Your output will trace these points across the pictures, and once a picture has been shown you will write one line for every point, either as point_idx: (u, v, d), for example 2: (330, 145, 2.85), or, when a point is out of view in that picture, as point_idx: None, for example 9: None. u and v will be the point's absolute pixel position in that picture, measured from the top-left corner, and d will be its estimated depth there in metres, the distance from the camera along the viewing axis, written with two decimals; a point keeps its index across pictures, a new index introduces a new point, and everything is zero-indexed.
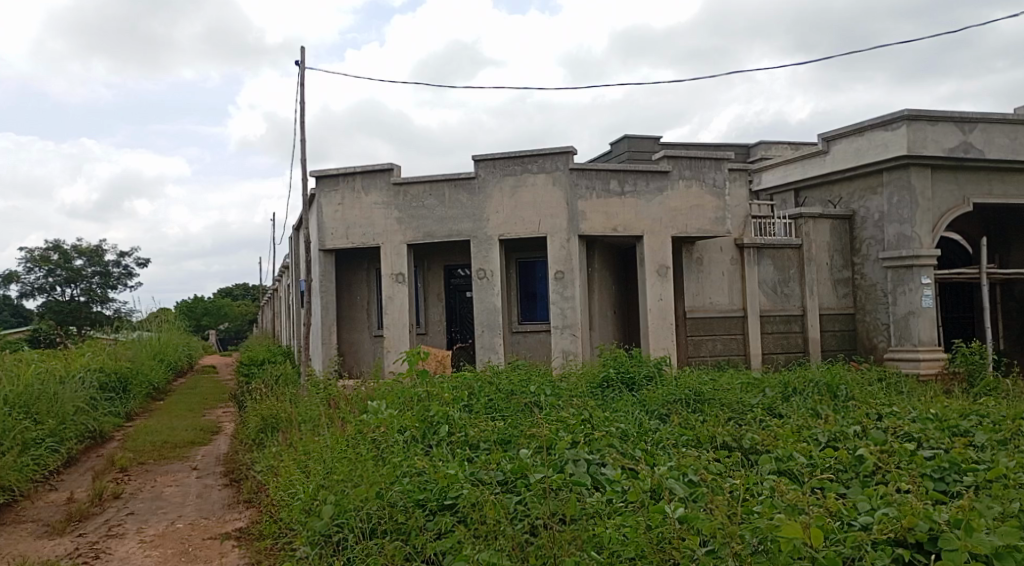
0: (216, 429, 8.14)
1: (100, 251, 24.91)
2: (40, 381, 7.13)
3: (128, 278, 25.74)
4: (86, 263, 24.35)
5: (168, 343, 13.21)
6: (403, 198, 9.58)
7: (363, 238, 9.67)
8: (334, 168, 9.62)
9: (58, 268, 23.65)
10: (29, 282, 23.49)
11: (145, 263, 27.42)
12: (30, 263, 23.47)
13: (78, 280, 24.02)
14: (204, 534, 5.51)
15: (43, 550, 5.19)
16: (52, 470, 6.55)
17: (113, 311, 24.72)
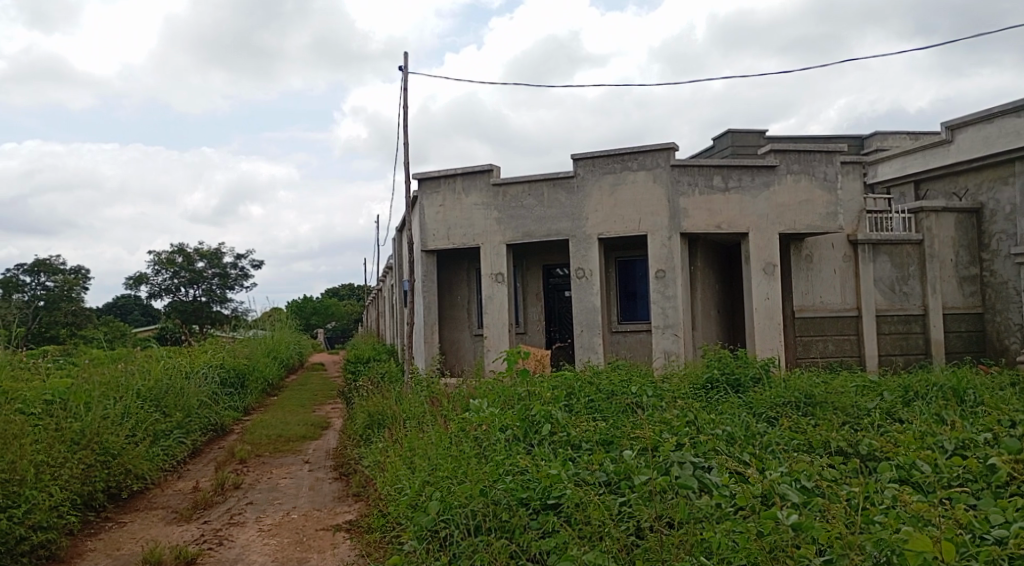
0: (326, 424, 8.48)
1: (220, 254, 26.46)
2: (169, 376, 7.65)
3: (244, 279, 27.17)
4: (206, 265, 25.89)
5: (280, 340, 13.90)
6: (502, 198, 9.67)
7: (463, 238, 9.83)
8: (435, 170, 9.83)
9: (182, 270, 25.24)
10: (157, 283, 25.24)
11: (260, 265, 28.94)
12: (158, 265, 25.16)
13: (200, 281, 25.60)
14: (317, 525, 5.75)
15: (173, 535, 5.57)
16: (179, 459, 7.02)
17: (231, 310, 26.20)
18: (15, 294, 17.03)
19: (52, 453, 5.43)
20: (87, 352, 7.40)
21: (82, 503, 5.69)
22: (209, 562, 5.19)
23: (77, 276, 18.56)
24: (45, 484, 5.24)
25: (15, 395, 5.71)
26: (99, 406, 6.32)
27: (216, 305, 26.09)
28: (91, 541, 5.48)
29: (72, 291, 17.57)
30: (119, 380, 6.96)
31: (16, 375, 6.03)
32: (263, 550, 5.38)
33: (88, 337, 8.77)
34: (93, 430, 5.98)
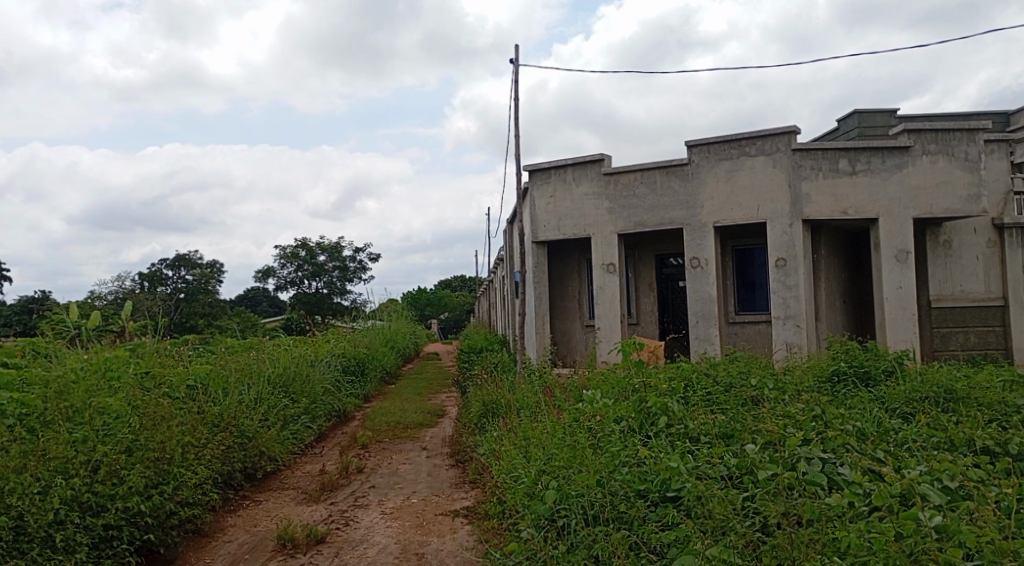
0: (441, 412, 8.70)
1: (340, 248, 27.62)
2: (296, 364, 8.08)
3: (362, 271, 28.23)
4: (327, 258, 27.10)
5: (397, 330, 14.42)
6: (614, 187, 9.58)
7: (574, 229, 9.82)
8: (545, 161, 9.86)
9: (305, 264, 26.55)
10: (283, 276, 26.67)
11: (376, 258, 30.01)
12: (284, 259, 26.59)
13: (322, 274, 26.88)
14: (436, 510, 5.92)
15: (304, 514, 5.89)
16: (307, 443, 7.41)
17: (350, 302, 27.34)
18: (161, 287, 18.42)
19: (196, 434, 5.89)
20: (224, 341, 7.92)
21: (223, 481, 6.15)
22: (337, 542, 5.48)
23: (214, 270, 19.88)
24: (191, 463, 5.71)
25: (163, 380, 6.21)
26: (236, 391, 6.77)
27: (337, 297, 27.31)
28: (231, 517, 5.98)
29: (208, 284, 18.83)
30: (252, 366, 7.40)
31: (163, 361, 6.55)
32: (386, 531, 5.61)
33: (225, 327, 9.40)
34: (230, 413, 6.41)
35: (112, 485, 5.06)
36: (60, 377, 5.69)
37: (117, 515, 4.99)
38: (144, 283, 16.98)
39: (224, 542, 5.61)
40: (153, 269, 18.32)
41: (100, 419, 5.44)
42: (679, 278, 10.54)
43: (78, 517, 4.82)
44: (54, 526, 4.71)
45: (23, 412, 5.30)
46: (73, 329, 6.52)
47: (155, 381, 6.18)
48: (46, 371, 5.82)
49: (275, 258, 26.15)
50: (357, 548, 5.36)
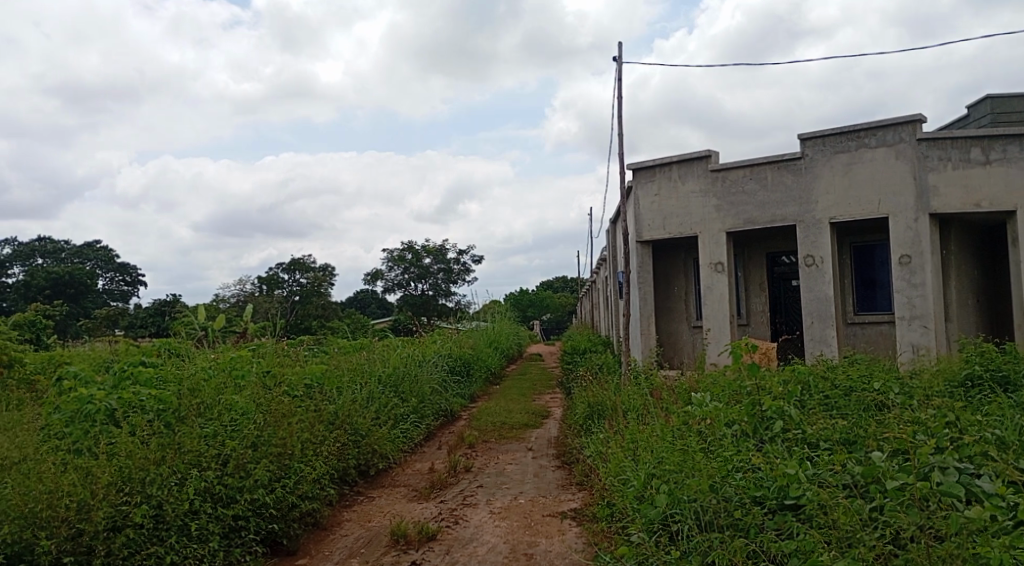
0: (546, 413, 8.72)
1: (445, 250, 28.16)
2: (405, 364, 8.31)
3: (466, 273, 28.71)
4: (432, 261, 27.75)
5: (500, 331, 14.60)
6: (721, 184, 9.35)
7: (680, 227, 9.64)
8: (648, 159, 9.73)
9: (412, 266, 27.26)
10: (391, 279, 27.51)
11: (479, 259, 30.52)
12: (391, 262, 27.40)
13: (427, 276, 27.56)
14: (544, 511, 5.93)
15: (415, 511, 6.04)
16: (417, 441, 7.59)
17: (455, 303, 27.90)
18: (278, 289, 19.36)
19: (313, 432, 6.18)
20: (337, 342, 8.24)
21: (339, 477, 6.40)
22: (448, 540, 5.58)
23: (326, 273, 20.75)
24: (309, 459, 6.02)
25: (283, 378, 6.54)
26: (349, 390, 7.03)
27: (441, 298, 27.96)
28: (347, 512, 6.22)
29: (321, 287, 19.67)
30: (364, 366, 7.67)
31: (282, 361, 6.87)
32: (495, 531, 5.67)
33: (340, 328, 9.78)
34: (344, 412, 6.68)
35: (239, 478, 5.44)
36: (191, 375, 6.14)
37: (244, 506, 5.37)
38: (263, 286, 17.91)
39: (340, 536, 5.83)
40: (271, 272, 19.28)
41: (228, 415, 5.82)
42: (792, 276, 10.16)
43: (210, 507, 5.21)
44: (190, 516, 5.10)
45: (160, 408, 5.70)
46: (201, 330, 6.96)
47: (275, 380, 6.50)
48: (179, 369, 6.28)
49: (384, 262, 27.01)
50: (467, 546, 5.45)
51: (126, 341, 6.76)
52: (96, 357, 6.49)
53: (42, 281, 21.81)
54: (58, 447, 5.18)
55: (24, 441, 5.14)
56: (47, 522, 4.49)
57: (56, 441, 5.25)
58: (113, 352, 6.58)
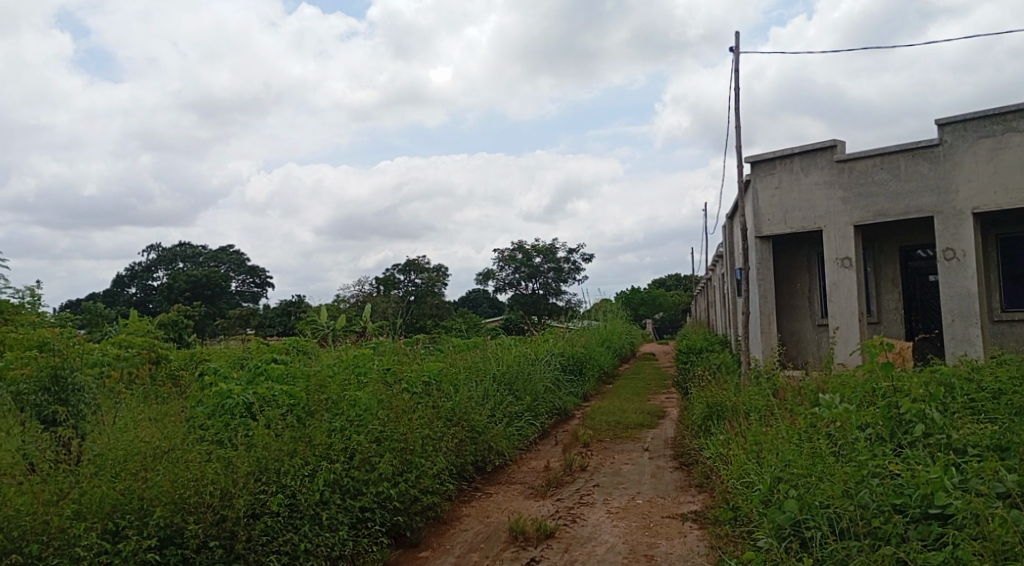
0: (661, 413, 8.59)
1: (555, 249, 28.33)
2: (519, 362, 8.42)
3: (577, 272, 28.67)
4: (544, 260, 27.87)
5: (612, 329, 14.53)
6: (848, 175, 8.92)
7: (803, 221, 9.28)
8: (768, 152, 9.42)
9: (523, 266, 27.66)
10: (503, 278, 28.05)
11: (590, 258, 30.50)
12: (503, 262, 27.94)
13: (538, 276, 27.82)
14: (663, 512, 5.84)
15: (533, 508, 6.09)
16: (531, 439, 7.64)
17: (566, 303, 27.98)
18: (394, 290, 20.02)
19: (433, 429, 6.34)
20: (452, 340, 8.44)
21: (458, 473, 6.54)
22: (566, 538, 5.58)
23: (440, 274, 21.36)
24: (429, 454, 6.20)
25: (402, 375, 6.75)
26: (465, 387, 7.19)
27: (552, 297, 28.08)
28: (466, 507, 6.34)
29: (435, 287, 20.23)
30: (478, 364, 7.84)
31: (401, 359, 7.09)
32: (613, 531, 5.62)
33: (454, 327, 10.02)
34: (461, 409, 6.82)
35: (365, 471, 5.68)
36: (318, 372, 6.47)
37: (370, 498, 5.61)
38: (382, 286, 18.58)
39: (461, 530, 5.96)
40: (388, 273, 19.97)
41: (353, 410, 6.08)
42: (930, 271, 9.58)
43: (339, 498, 5.46)
44: (321, 506, 5.35)
45: (291, 403, 6.03)
46: (325, 329, 7.31)
47: (395, 377, 6.72)
48: (307, 366, 6.62)
49: (496, 261, 27.58)
50: (586, 545, 5.43)
51: (257, 339, 7.16)
52: (232, 355, 6.92)
53: (183, 283, 23.52)
54: (203, 438, 5.54)
55: (172, 431, 5.52)
56: (194, 507, 4.79)
57: (200, 432, 5.63)
58: (246, 350, 7.00)
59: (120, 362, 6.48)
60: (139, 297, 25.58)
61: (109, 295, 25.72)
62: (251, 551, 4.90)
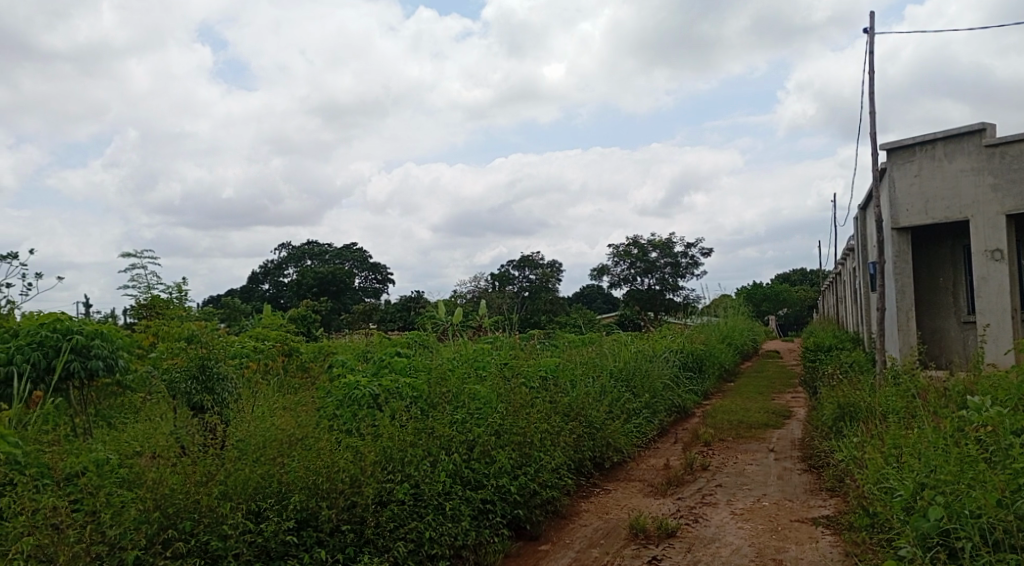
0: (787, 413, 8.27)
1: (671, 244, 27.87)
2: (636, 359, 8.36)
3: (694, 267, 28.11)
4: (659, 254, 27.52)
5: (733, 326, 14.12)
6: (999, 160, 8.25)
7: (947, 211, 8.69)
8: (907, 138, 8.87)
9: (638, 261, 27.38)
10: (618, 274, 27.95)
11: (708, 252, 29.79)
12: (618, 257, 27.81)
13: (654, 271, 27.45)
14: (792, 516, 5.62)
15: (653, 507, 6.02)
16: (650, 436, 7.53)
17: (682, 299, 27.47)
18: (509, 285, 20.32)
19: (551, 423, 6.38)
20: (566, 336, 8.56)
21: (576, 468, 6.54)
22: (688, 538, 5.47)
23: (554, 270, 21.50)
24: (548, 449, 6.23)
25: (520, 370, 6.86)
26: (581, 384, 7.21)
27: (669, 293, 27.66)
28: (585, 503, 6.34)
29: (549, 283, 20.29)
30: (596, 361, 7.88)
31: (518, 353, 7.22)
32: (739, 533, 5.46)
33: (569, 323, 10.10)
34: (579, 404, 6.85)
35: (485, 464, 5.82)
36: (439, 365, 6.69)
37: (491, 491, 5.71)
38: (498, 282, 18.88)
39: (581, 526, 5.97)
40: (503, 270, 20.33)
41: (474, 404, 6.27)
42: None
43: (461, 489, 5.59)
44: (444, 496, 5.49)
45: (414, 395, 6.25)
46: (444, 324, 7.55)
47: (513, 371, 6.85)
48: (428, 359, 6.85)
49: (611, 257, 27.46)
50: (710, 546, 5.30)
51: (380, 333, 7.46)
52: (357, 348, 7.25)
53: (311, 280, 24.75)
54: (334, 427, 5.80)
55: (306, 420, 5.83)
56: (327, 493, 5.03)
57: (332, 421, 5.90)
58: (369, 343, 7.31)
59: (257, 353, 6.89)
60: (270, 293, 27.16)
61: (243, 292, 27.50)
62: (379, 536, 5.07)
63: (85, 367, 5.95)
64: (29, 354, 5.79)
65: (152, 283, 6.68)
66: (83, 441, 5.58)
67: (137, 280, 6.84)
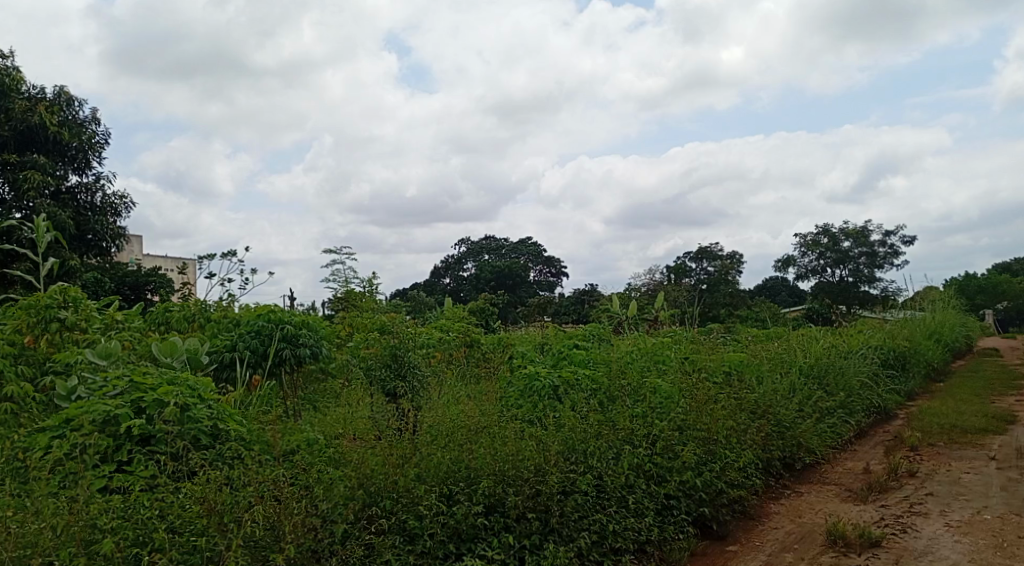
0: (1012, 418, 7.42)
1: (867, 233, 26.06)
2: (828, 355, 7.94)
3: (893, 256, 25.96)
4: (853, 244, 25.81)
5: (944, 320, 12.94)
6: None
7: None
8: None
9: (828, 251, 26.04)
10: (805, 265, 26.91)
11: (911, 241, 27.57)
12: (805, 248, 26.77)
13: (847, 262, 25.84)
14: (1020, 532, 5.03)
15: (853, 513, 5.65)
16: (847, 438, 7.07)
17: (880, 291, 25.55)
18: (687, 278, 19.98)
19: (738, 420, 6.16)
20: (748, 331, 8.35)
21: (765, 468, 6.26)
22: (896, 548, 5.07)
23: (734, 261, 20.86)
24: (735, 446, 6.00)
25: (701, 365, 6.72)
26: (769, 380, 6.93)
27: (864, 285, 25.66)
28: (776, 504, 6.07)
29: (728, 275, 19.53)
30: (784, 357, 7.60)
31: (699, 348, 7.09)
32: (956, 547, 4.97)
33: (752, 318, 9.77)
34: (766, 401, 6.56)
35: (669, 458, 5.71)
36: (618, 359, 6.71)
37: (675, 486, 5.59)
38: (676, 275, 18.67)
39: (771, 528, 5.72)
40: (681, 263, 20.07)
41: (654, 397, 6.21)
42: None
43: (644, 483, 5.53)
44: (627, 489, 5.46)
45: (594, 387, 6.32)
46: (618, 317, 7.58)
47: (695, 366, 6.73)
48: (606, 352, 6.88)
49: (798, 248, 26.44)
50: (921, 559, 4.87)
51: (555, 326, 7.63)
52: (534, 339, 7.45)
53: (489, 274, 25.58)
54: (517, 416, 5.96)
55: (490, 408, 6.06)
56: (513, 480, 5.17)
57: (516, 410, 6.07)
58: (545, 335, 7.51)
59: (442, 344, 7.24)
60: (451, 287, 28.65)
61: (426, 286, 29.16)
62: (564, 526, 5.11)
63: (295, 354, 6.54)
64: (250, 342, 6.48)
65: (349, 278, 7.27)
66: (295, 421, 6.11)
67: (336, 274, 7.42)
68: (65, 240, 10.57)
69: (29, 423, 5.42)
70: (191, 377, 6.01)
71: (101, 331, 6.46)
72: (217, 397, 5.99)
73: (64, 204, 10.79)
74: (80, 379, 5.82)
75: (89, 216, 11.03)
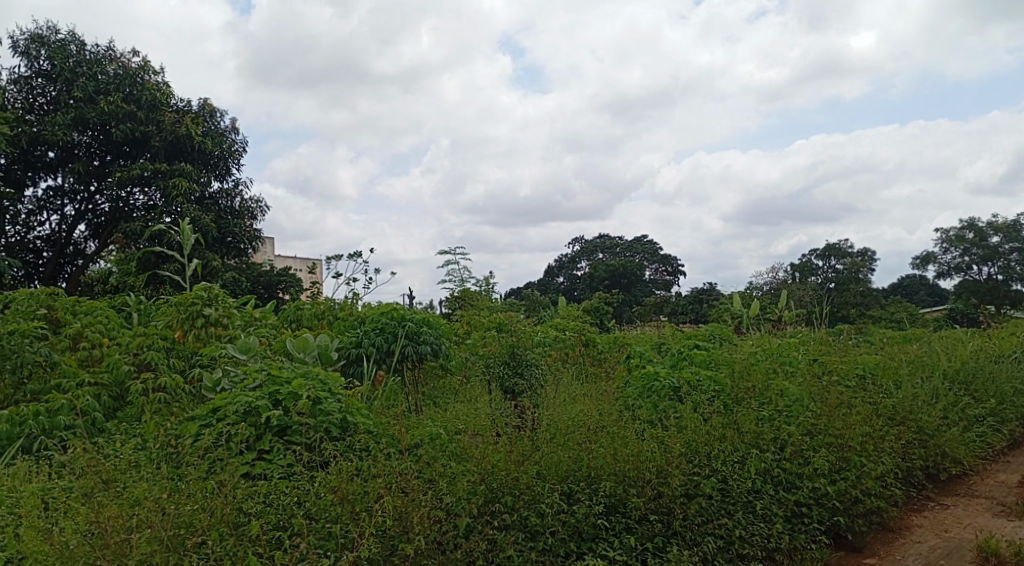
0: None
1: (1018, 226, 24.08)
2: (976, 360, 7.42)
3: None
4: (1003, 239, 23.92)
5: None
6: None
7: None
8: None
9: (974, 247, 24.32)
10: (947, 262, 25.36)
11: None
12: (947, 243, 25.21)
13: (995, 258, 23.94)
14: None
15: (1007, 529, 5.29)
16: (999, 448, 6.58)
17: None
18: (814, 276, 19.22)
19: (874, 426, 5.84)
20: (883, 332, 7.92)
21: (905, 477, 5.90)
22: None
23: (866, 258, 19.85)
24: (872, 454, 5.69)
25: (833, 367, 6.42)
26: (909, 384, 6.55)
27: (1015, 283, 23.73)
28: (918, 517, 5.74)
29: (860, 273, 18.60)
30: (925, 360, 7.19)
31: (829, 350, 6.78)
32: None
33: (886, 319, 9.23)
34: (906, 407, 6.18)
35: (799, 464, 5.48)
36: (741, 360, 6.52)
37: (807, 493, 5.35)
38: (802, 274, 18.04)
39: (913, 542, 5.42)
40: (807, 260, 19.28)
41: (781, 400, 5.99)
42: None
43: (772, 489, 5.32)
44: (753, 494, 5.27)
45: (717, 389, 6.17)
46: (738, 318, 7.41)
47: (825, 368, 6.43)
48: (729, 353, 6.71)
49: (938, 244, 24.94)
50: None
51: (672, 326, 7.53)
52: (650, 339, 7.38)
53: (603, 273, 25.69)
54: (637, 416, 5.87)
55: (609, 408, 6.00)
56: (634, 481, 5.11)
57: (635, 410, 5.99)
58: (662, 335, 7.42)
59: (558, 343, 7.29)
60: (565, 286, 28.78)
61: (539, 285, 29.44)
62: (687, 529, 5.00)
63: (417, 351, 6.79)
64: (374, 339, 6.76)
65: (467, 279, 7.52)
66: (417, 416, 6.24)
67: (453, 274, 7.68)
68: (209, 242, 11.34)
69: (181, 411, 5.81)
70: (323, 371, 6.31)
71: (241, 327, 6.90)
72: (346, 392, 6.24)
73: (207, 208, 11.59)
74: (223, 372, 6.22)
75: (229, 218, 11.80)
